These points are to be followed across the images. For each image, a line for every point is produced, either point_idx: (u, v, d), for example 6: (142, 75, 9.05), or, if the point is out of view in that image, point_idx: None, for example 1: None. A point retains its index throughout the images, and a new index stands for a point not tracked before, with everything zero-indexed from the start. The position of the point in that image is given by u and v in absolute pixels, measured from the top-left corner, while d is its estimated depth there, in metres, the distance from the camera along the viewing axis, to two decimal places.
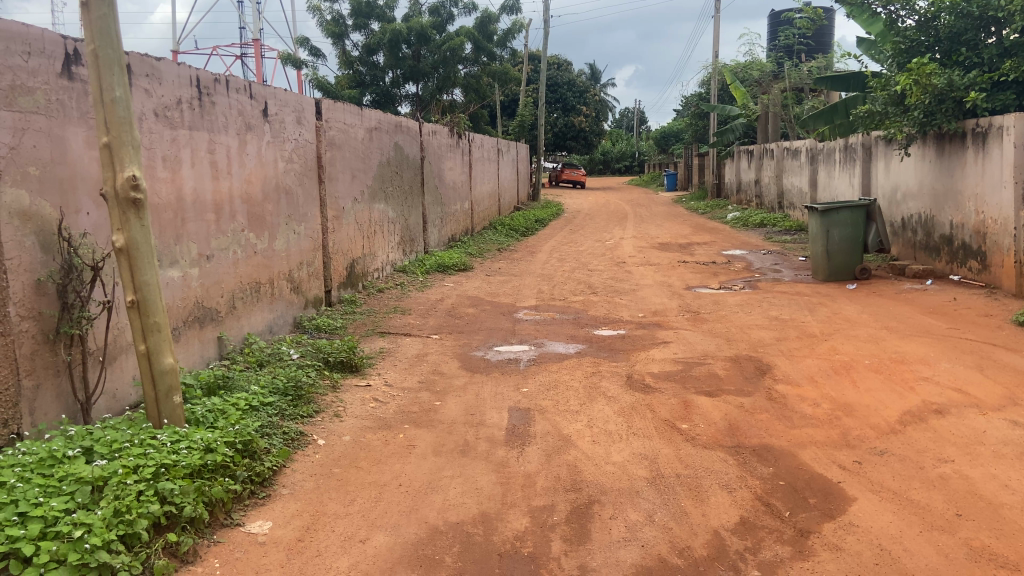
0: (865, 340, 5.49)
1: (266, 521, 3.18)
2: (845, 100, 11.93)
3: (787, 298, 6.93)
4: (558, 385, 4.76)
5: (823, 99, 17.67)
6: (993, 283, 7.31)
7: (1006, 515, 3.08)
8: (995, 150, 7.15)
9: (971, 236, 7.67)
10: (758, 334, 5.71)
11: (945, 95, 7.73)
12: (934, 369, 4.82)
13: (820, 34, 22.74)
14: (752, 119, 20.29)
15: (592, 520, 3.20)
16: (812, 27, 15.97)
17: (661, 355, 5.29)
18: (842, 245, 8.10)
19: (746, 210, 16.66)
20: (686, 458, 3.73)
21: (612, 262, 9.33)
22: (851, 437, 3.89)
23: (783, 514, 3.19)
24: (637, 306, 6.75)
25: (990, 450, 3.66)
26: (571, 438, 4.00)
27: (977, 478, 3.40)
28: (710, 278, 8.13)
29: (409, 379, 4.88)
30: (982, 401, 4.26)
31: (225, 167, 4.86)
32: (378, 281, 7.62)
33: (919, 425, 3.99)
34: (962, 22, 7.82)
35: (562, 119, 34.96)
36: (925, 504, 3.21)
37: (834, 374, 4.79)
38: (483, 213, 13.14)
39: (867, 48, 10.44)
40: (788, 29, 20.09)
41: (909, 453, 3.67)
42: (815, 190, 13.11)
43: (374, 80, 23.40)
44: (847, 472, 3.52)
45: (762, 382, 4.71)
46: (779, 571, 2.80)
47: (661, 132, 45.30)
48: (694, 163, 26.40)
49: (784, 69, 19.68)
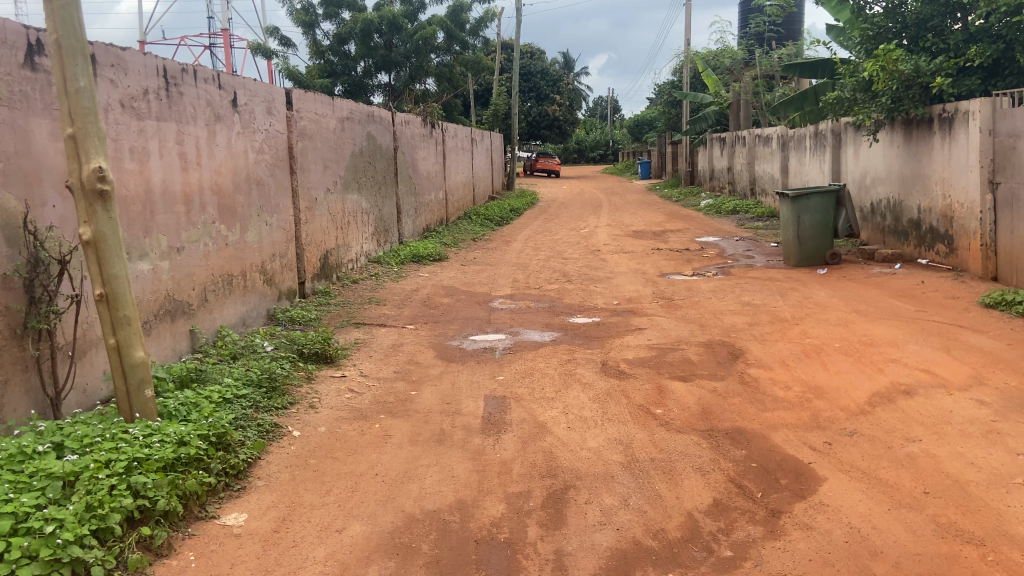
0: (835, 323, 5.58)
1: (241, 513, 3.17)
2: (814, 87, 12.05)
3: (759, 284, 7.01)
4: (534, 372, 4.79)
5: (793, 87, 17.86)
6: (961, 266, 7.46)
7: (972, 492, 3.15)
8: (962, 135, 7.26)
9: (939, 220, 7.80)
10: (731, 319, 5.77)
11: (912, 82, 7.81)
12: (902, 351, 4.91)
13: (789, 22, 22.97)
14: (724, 107, 20.43)
15: (568, 505, 3.23)
16: (781, 15, 16.10)
17: (636, 341, 5.32)
18: (812, 231, 8.20)
19: (719, 198, 16.78)
20: (661, 443, 3.77)
21: (587, 250, 9.37)
22: (822, 419, 3.95)
23: (755, 495, 3.24)
24: (612, 294, 6.78)
25: (956, 429, 3.74)
26: (547, 425, 4.02)
27: (944, 456, 3.47)
28: (683, 265, 8.20)
29: (385, 370, 4.87)
30: (948, 382, 4.35)
31: (194, 158, 4.79)
32: (352, 272, 7.58)
33: (887, 406, 4.07)
34: (929, 8, 7.91)
35: (535, 109, 34.93)
36: (893, 482, 3.27)
37: (805, 358, 4.86)
38: (457, 204, 13.10)
39: (835, 35, 10.56)
40: (758, 17, 20.25)
41: (878, 434, 3.74)
42: (786, 177, 13.24)
43: (345, 70, 23.17)
44: (818, 453, 3.58)
45: (735, 366, 4.77)
46: (751, 551, 2.85)
47: (634, 121, 45.49)
48: (667, 151, 26.55)
49: (754, 57, 19.84)
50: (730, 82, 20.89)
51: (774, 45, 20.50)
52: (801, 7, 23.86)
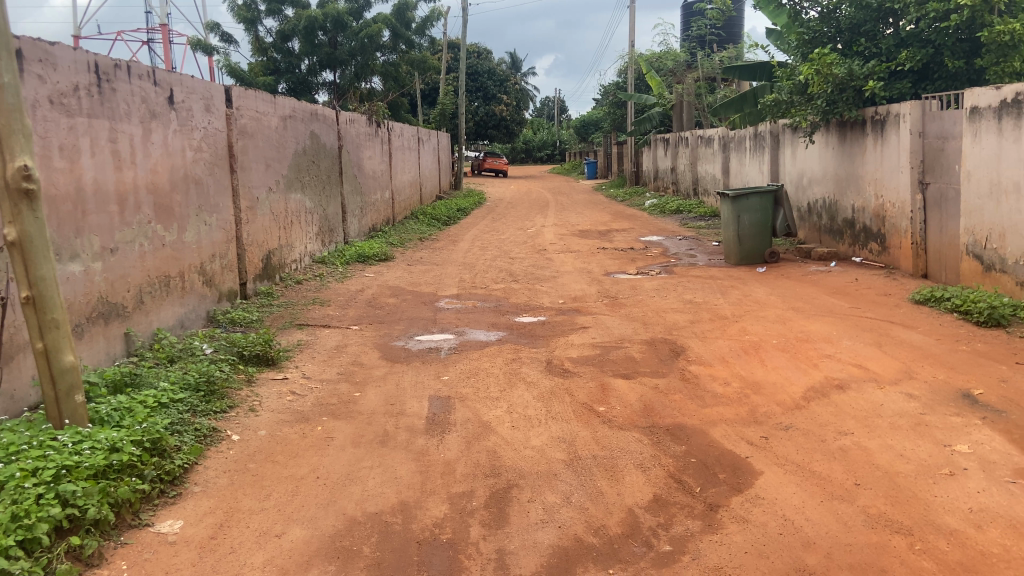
0: (773, 320, 5.72)
1: (176, 520, 3.09)
2: (753, 89, 12.33)
3: (701, 282, 7.14)
4: (479, 372, 4.79)
5: (734, 89, 18.25)
6: (892, 263, 7.73)
7: (901, 483, 3.27)
8: (893, 136, 7.52)
9: (872, 219, 8.07)
10: (673, 317, 5.87)
11: (846, 85, 8.06)
12: (836, 347, 5.06)
13: (730, 25, 23.47)
14: (668, 108, 20.76)
15: (511, 504, 3.24)
16: (722, 18, 16.44)
17: (580, 340, 5.37)
18: (752, 230, 8.39)
19: (663, 197, 17.05)
20: (603, 440, 3.81)
21: (533, 250, 9.42)
22: (759, 413, 4.05)
23: (694, 490, 3.30)
24: (558, 293, 6.83)
25: (886, 422, 3.87)
26: (491, 424, 4.03)
27: (874, 449, 3.59)
28: (628, 264, 8.30)
29: (328, 371, 4.81)
30: (879, 376, 4.51)
31: (128, 156, 4.66)
32: (296, 273, 7.47)
33: (822, 400, 4.19)
34: (862, 14, 8.13)
35: (483, 108, 34.93)
36: (826, 474, 3.37)
37: (743, 355, 4.97)
38: (404, 203, 13.02)
39: (773, 38, 10.83)
40: (700, 19, 20.63)
41: (812, 427, 3.85)
42: (727, 177, 13.52)
43: (289, 67, 22.81)
44: (754, 447, 3.67)
45: (676, 363, 4.85)
46: (689, 545, 2.90)
47: (581, 121, 45.88)
48: (614, 152, 26.86)
49: (697, 59, 20.21)
50: (673, 83, 21.24)
51: (715, 48, 20.92)
52: (741, 11, 24.40)
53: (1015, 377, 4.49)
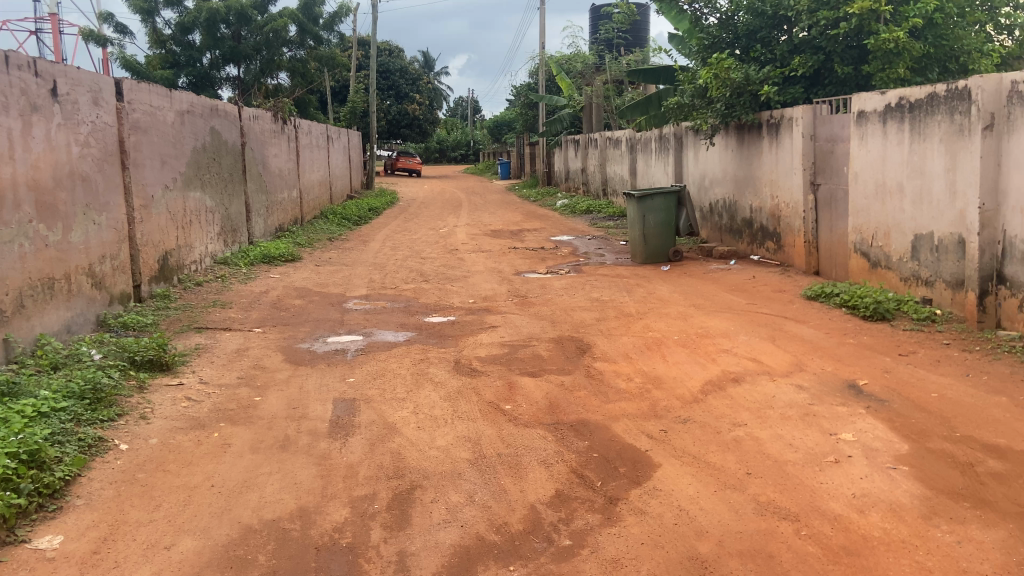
0: (676, 317, 5.88)
1: (56, 535, 2.92)
2: (658, 93, 12.68)
3: (608, 281, 7.27)
4: (385, 373, 4.73)
5: (640, 92, 18.74)
6: (786, 261, 8.09)
7: (790, 471, 3.41)
8: (786, 140, 7.86)
9: (768, 219, 8.42)
10: (580, 315, 5.96)
11: (742, 89, 8.41)
12: (734, 341, 5.25)
13: (636, 29, 24.06)
14: (578, 110, 21.12)
15: (413, 505, 3.21)
16: (627, 22, 16.84)
17: (489, 339, 5.38)
18: (657, 229, 8.60)
19: (574, 197, 17.31)
20: (508, 438, 3.82)
21: (445, 250, 9.39)
22: (659, 407, 4.16)
23: (595, 485, 3.35)
24: (468, 293, 6.82)
25: (778, 412, 4.02)
26: (396, 425, 3.99)
27: (765, 438, 3.74)
28: (538, 263, 8.37)
29: (227, 376, 4.65)
30: (772, 368, 4.72)
31: (5, 152, 4.38)
32: (195, 274, 7.19)
33: (718, 393, 4.33)
34: (758, 21, 8.49)
35: (395, 107, 34.59)
36: (720, 465, 3.49)
37: (647, 351, 5.09)
38: (312, 203, 12.75)
39: (675, 44, 11.18)
40: (607, 23, 21.08)
41: (709, 419, 3.99)
42: (634, 178, 13.85)
43: (189, 62, 21.95)
44: (654, 440, 3.77)
45: (582, 360, 4.92)
46: (589, 538, 2.94)
47: (495, 122, 46.09)
48: (526, 152, 27.12)
49: (605, 62, 20.64)
50: (583, 85, 21.61)
51: (622, 51, 21.42)
52: (647, 16, 25.10)
53: (896, 367, 4.78)
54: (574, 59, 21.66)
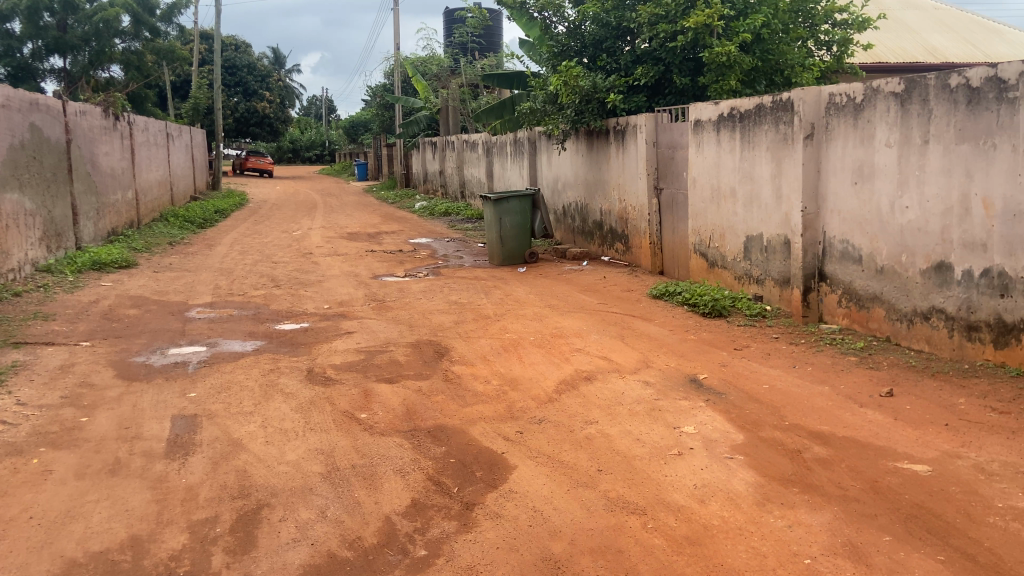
0: (532, 318, 5.97)
1: None
2: (511, 97, 12.88)
3: (466, 283, 7.29)
4: (231, 385, 4.47)
5: (495, 96, 19.00)
6: (634, 262, 8.45)
7: (637, 465, 3.65)
8: (631, 146, 8.20)
9: (616, 221, 8.75)
10: (438, 319, 5.92)
11: (590, 97, 8.64)
12: (586, 341, 5.42)
13: (489, 33, 24.36)
14: (434, 112, 21.09)
15: (259, 526, 3.04)
16: (480, 26, 17.00)
17: (343, 346, 5.23)
18: (513, 232, 8.72)
19: (430, 200, 17.26)
20: (362, 448, 3.72)
21: (298, 254, 9.05)
22: (515, 409, 4.22)
23: (451, 491, 3.32)
24: (322, 298, 6.61)
25: (626, 409, 4.29)
26: (242, 441, 3.77)
27: (615, 435, 3.96)
28: (395, 266, 8.24)
29: (49, 396, 4.23)
30: (622, 366, 4.95)
31: None
32: (12, 283, 6.49)
33: (571, 392, 4.50)
34: (603, 31, 8.81)
35: (244, 105, 33.09)
36: (573, 463, 3.62)
37: (503, 352, 5.13)
38: (151, 204, 11.91)
39: (527, 49, 11.39)
40: (462, 27, 21.21)
41: (562, 419, 4.12)
42: (490, 180, 14.00)
43: (4, 50, 19.94)
44: (510, 443, 3.80)
45: (439, 364, 4.88)
46: (444, 547, 2.90)
47: (352, 122, 45.18)
48: (383, 153, 26.77)
49: (460, 65, 20.74)
50: (438, 88, 21.62)
51: (476, 55, 21.63)
52: (500, 22, 25.49)
53: (733, 361, 5.11)
54: (429, 61, 21.61)
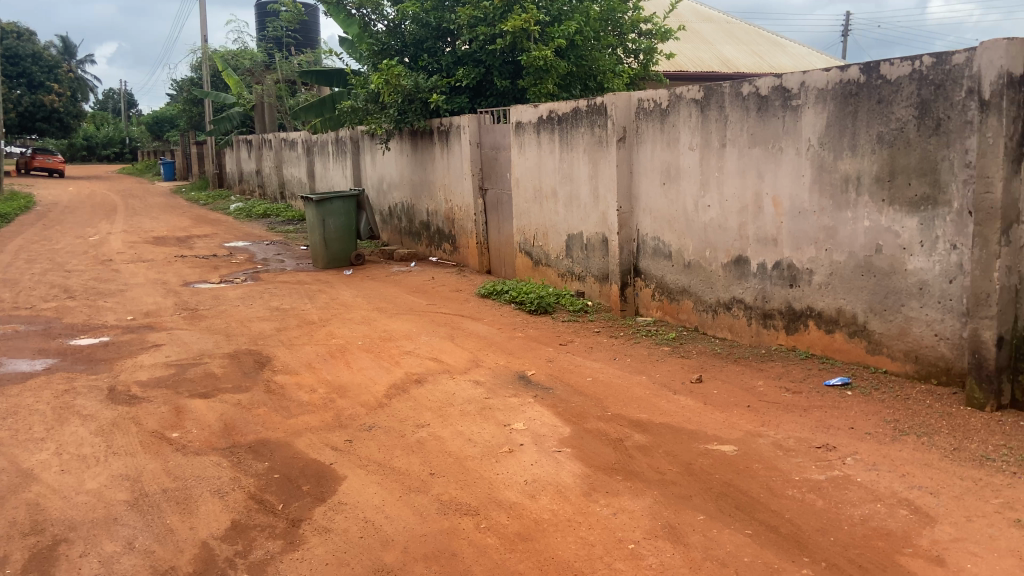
0: (359, 322, 5.82)
1: None
2: (331, 95, 12.51)
3: (288, 288, 6.97)
4: (17, 411, 3.96)
5: (313, 94, 18.40)
6: (462, 262, 8.50)
7: (469, 466, 3.65)
8: (456, 147, 8.24)
9: (443, 222, 8.76)
10: (258, 326, 5.61)
11: (413, 97, 8.58)
12: (416, 343, 5.36)
13: (307, 28, 23.55)
14: (249, 109, 20.07)
15: (53, 565, 2.70)
16: (295, 21, 16.38)
17: (152, 360, 4.81)
18: (337, 234, 8.47)
19: (247, 201, 16.39)
20: (175, 470, 3.43)
21: (96, 261, 8.23)
22: (344, 417, 4.08)
23: (276, 509, 3.14)
24: (125, 309, 6.04)
25: (457, 410, 4.29)
26: (31, 472, 3.35)
27: (447, 437, 3.95)
28: (210, 272, 7.73)
29: None
30: (452, 366, 4.95)
31: None
32: None
33: (401, 396, 4.43)
34: (423, 31, 8.75)
35: (27, 97, 29.68)
36: (405, 469, 3.56)
37: (330, 359, 4.96)
38: None
39: (346, 47, 11.09)
40: (276, 21, 20.34)
41: (393, 424, 4.04)
42: (312, 181, 13.54)
43: None
44: (338, 452, 3.67)
45: (261, 375, 4.62)
46: (269, 568, 2.73)
47: (157, 117, 41.95)
48: (192, 152, 25.08)
49: (275, 61, 19.87)
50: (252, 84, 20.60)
51: (293, 51, 20.83)
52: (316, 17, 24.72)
53: (559, 356, 5.27)
54: (241, 56, 20.51)
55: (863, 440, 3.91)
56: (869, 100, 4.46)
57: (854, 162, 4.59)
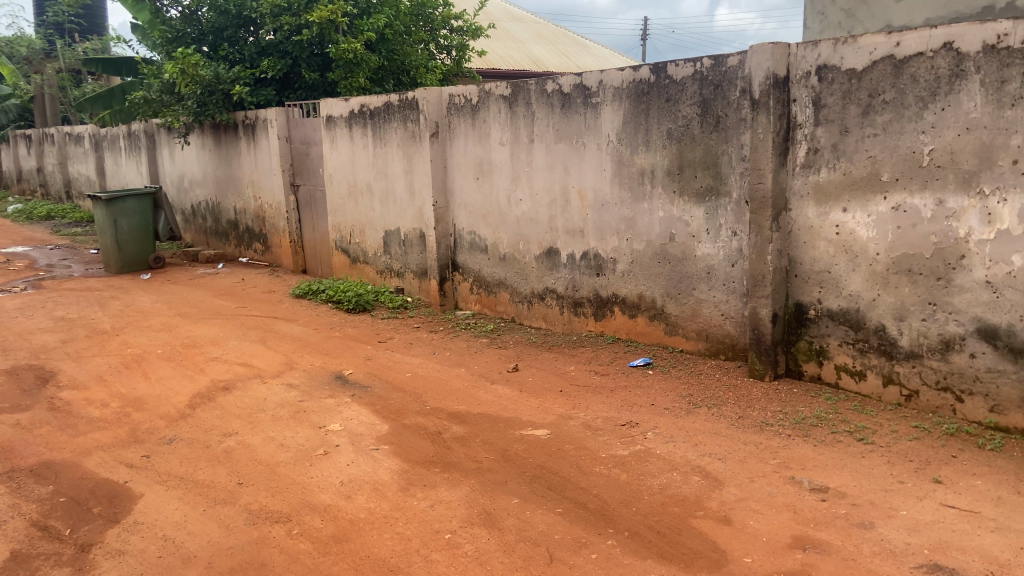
0: (159, 329, 5.42)
1: None
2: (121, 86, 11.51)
3: (75, 296, 6.34)
4: None
5: (103, 85, 16.87)
6: (275, 262, 8.20)
7: (281, 471, 3.51)
8: (263, 141, 7.89)
9: (252, 220, 8.41)
10: (39, 339, 5.06)
11: (213, 87, 8.18)
12: (224, 348, 5.09)
13: (94, 14, 21.55)
14: (26, 100, 18.02)
15: None
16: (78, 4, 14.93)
17: None
18: (132, 235, 7.86)
19: (27, 202, 14.74)
20: None
21: None
22: (140, 432, 3.82)
23: (61, 535, 2.92)
24: None
25: (268, 415, 4.12)
26: None
27: (257, 444, 3.78)
28: None
29: None
30: (263, 371, 4.74)
31: None
32: None
33: (206, 405, 4.19)
34: (222, 19, 8.27)
35: None
36: (209, 481, 3.38)
37: (124, 370, 4.58)
38: None
39: (136, 33, 10.25)
40: (56, 4, 18.42)
41: (197, 435, 3.82)
42: (103, 179, 12.41)
43: None
44: (134, 469, 3.45)
45: (41, 393, 4.18)
46: None
47: None
48: None
49: (57, 48, 18.00)
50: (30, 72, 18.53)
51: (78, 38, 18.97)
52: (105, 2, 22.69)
53: (376, 354, 5.21)
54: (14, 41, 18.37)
55: (662, 415, 4.22)
56: (659, 99, 4.81)
57: (648, 156, 4.93)
